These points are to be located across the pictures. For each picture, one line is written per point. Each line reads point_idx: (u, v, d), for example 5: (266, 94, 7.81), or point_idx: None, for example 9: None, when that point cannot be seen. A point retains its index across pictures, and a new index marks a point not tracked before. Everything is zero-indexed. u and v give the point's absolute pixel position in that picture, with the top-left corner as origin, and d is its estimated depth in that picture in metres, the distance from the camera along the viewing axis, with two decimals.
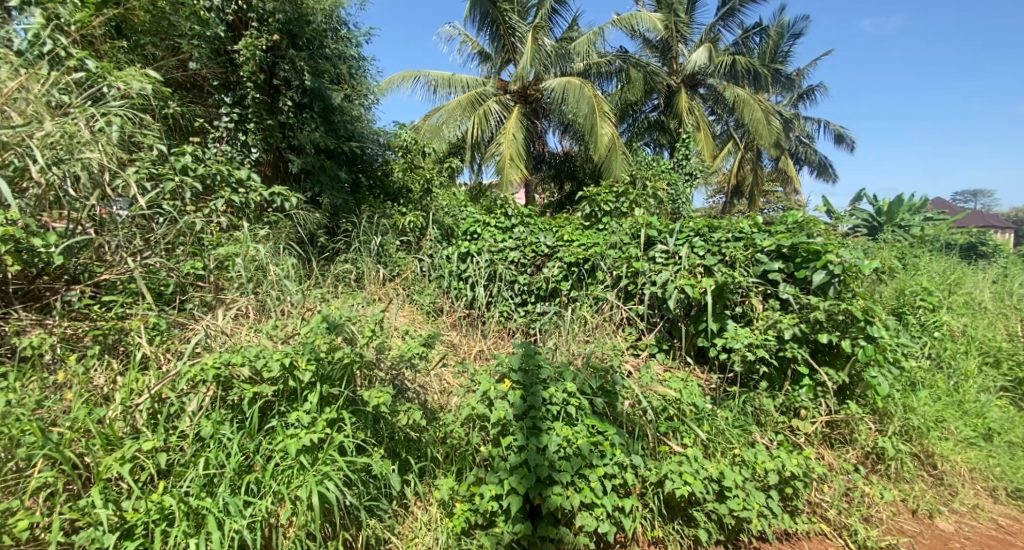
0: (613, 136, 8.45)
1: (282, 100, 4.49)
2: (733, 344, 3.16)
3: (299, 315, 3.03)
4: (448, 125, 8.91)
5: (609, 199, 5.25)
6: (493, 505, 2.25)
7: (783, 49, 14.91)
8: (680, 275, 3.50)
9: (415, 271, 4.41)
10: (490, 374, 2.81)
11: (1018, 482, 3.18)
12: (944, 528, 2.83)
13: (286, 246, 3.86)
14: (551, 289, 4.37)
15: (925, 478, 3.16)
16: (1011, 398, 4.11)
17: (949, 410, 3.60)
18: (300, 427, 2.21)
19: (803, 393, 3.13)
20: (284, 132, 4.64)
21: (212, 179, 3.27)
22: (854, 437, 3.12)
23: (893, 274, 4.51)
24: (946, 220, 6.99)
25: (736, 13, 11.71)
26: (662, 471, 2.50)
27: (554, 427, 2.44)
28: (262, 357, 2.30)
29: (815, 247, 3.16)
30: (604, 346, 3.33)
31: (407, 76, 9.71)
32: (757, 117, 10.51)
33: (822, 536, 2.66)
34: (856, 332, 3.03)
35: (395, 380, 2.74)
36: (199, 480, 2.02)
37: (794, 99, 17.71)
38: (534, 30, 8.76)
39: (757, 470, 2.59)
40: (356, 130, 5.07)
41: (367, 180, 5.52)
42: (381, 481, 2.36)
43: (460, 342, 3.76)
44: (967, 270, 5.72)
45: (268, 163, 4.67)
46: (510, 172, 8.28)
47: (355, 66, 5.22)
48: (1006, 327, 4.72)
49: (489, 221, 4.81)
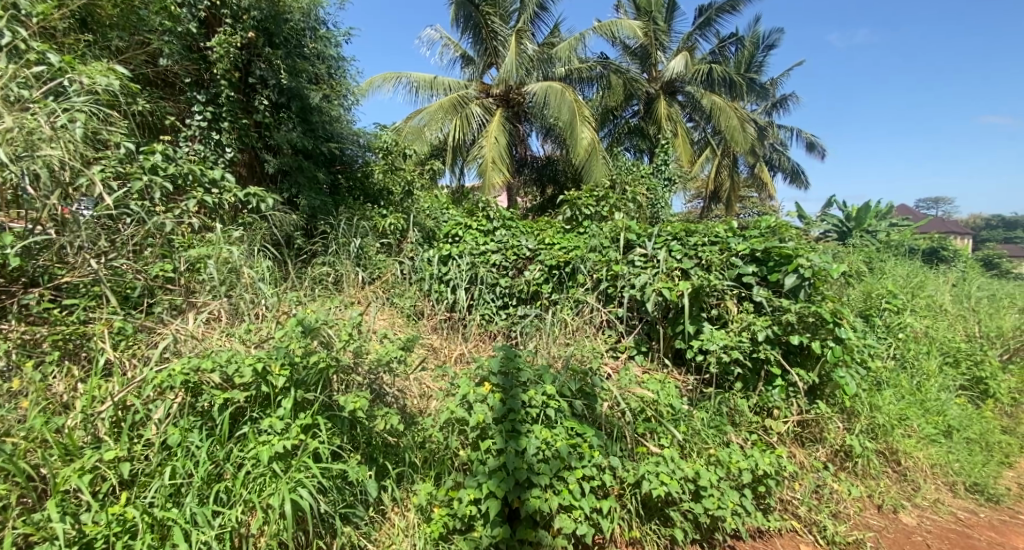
0: (593, 140, 8.57)
1: (257, 99, 4.42)
2: (709, 346, 3.21)
3: (274, 319, 2.95)
4: (431, 127, 8.87)
5: (590, 203, 5.30)
6: (472, 509, 2.25)
7: (758, 59, 15.26)
8: (658, 278, 3.56)
9: (395, 274, 4.40)
10: (470, 378, 2.82)
11: (976, 477, 3.31)
12: (908, 522, 2.92)
13: (261, 248, 3.78)
14: (533, 292, 4.38)
15: (890, 474, 3.26)
16: (969, 397, 4.35)
17: (913, 408, 3.72)
18: (272, 433, 2.17)
19: (775, 393, 3.20)
20: (259, 132, 4.57)
21: (184, 178, 3.24)
22: (824, 436, 3.20)
23: (860, 278, 4.65)
24: (911, 226, 7.20)
25: (712, 23, 11.97)
26: (640, 472, 2.53)
27: (533, 430, 2.43)
28: (233, 362, 2.24)
29: (787, 251, 3.26)
30: (584, 348, 3.36)
31: (388, 78, 9.67)
32: (732, 125, 10.77)
33: (792, 533, 2.72)
34: (825, 334, 3.13)
35: (373, 384, 2.71)
36: (165, 490, 1.96)
37: (768, 107, 18.25)
38: (516, 34, 8.81)
39: (732, 469, 2.64)
40: (335, 131, 5.04)
41: (347, 181, 5.47)
42: (358, 487, 2.34)
43: (441, 346, 3.74)
44: (929, 274, 5.93)
45: (243, 163, 4.59)
46: (492, 175, 8.30)
47: (334, 66, 5.15)
48: (964, 329, 4.96)
49: (470, 224, 4.83)
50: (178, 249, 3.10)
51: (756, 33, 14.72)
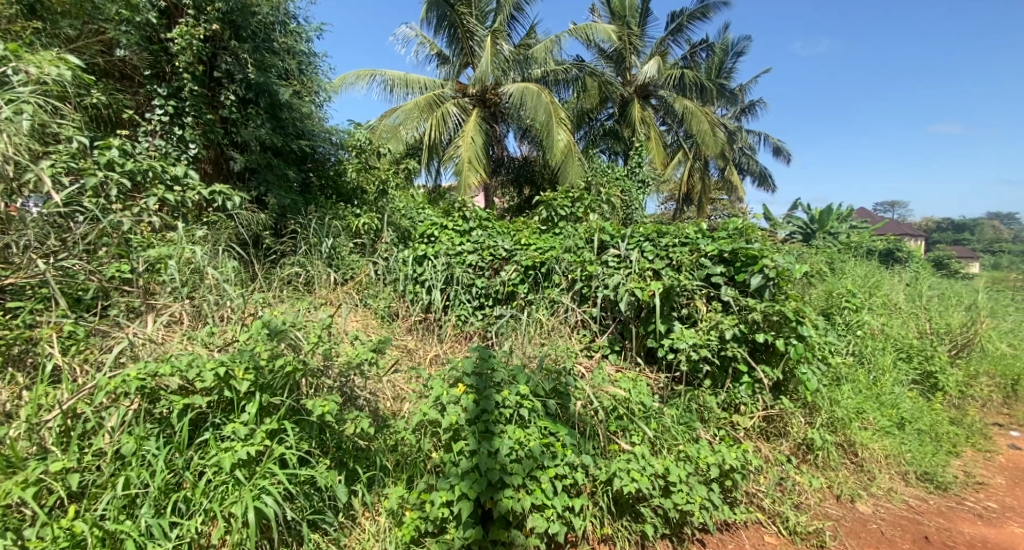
0: (569, 142, 8.62)
1: (223, 94, 4.27)
2: (679, 344, 3.27)
3: (240, 321, 2.86)
4: (406, 126, 8.83)
5: (565, 204, 5.33)
6: (444, 511, 2.23)
7: (728, 65, 15.64)
8: (630, 278, 3.61)
9: (369, 274, 4.34)
10: (443, 379, 2.80)
11: (926, 466, 3.47)
12: (864, 511, 3.04)
13: (226, 247, 3.66)
14: (509, 292, 4.39)
15: (848, 465, 3.38)
16: (920, 390, 4.55)
17: (869, 401, 3.87)
18: (235, 439, 2.10)
19: (742, 390, 3.28)
20: (225, 127, 4.43)
21: (144, 175, 3.11)
22: (788, 430, 3.30)
23: (823, 277, 4.82)
24: (869, 227, 7.50)
25: (684, 29, 12.21)
26: (612, 469, 2.56)
27: (506, 430, 2.43)
28: (195, 367, 2.16)
29: (753, 252, 3.35)
30: (559, 348, 3.37)
31: (362, 75, 9.52)
32: (703, 129, 11.01)
33: (757, 524, 2.80)
34: (789, 332, 3.22)
35: (344, 387, 2.66)
36: (118, 502, 1.88)
37: (737, 112, 18.76)
38: (492, 34, 8.77)
39: (700, 465, 2.71)
40: (307, 128, 4.90)
41: (319, 179, 5.37)
42: (326, 493, 2.30)
43: (415, 347, 3.70)
44: (886, 274, 6.19)
45: (207, 160, 4.45)
46: (468, 175, 8.27)
47: (305, 62, 5.04)
48: (917, 326, 5.21)
49: (447, 224, 4.82)
50: (136, 249, 2.92)
51: (725, 40, 15.09)
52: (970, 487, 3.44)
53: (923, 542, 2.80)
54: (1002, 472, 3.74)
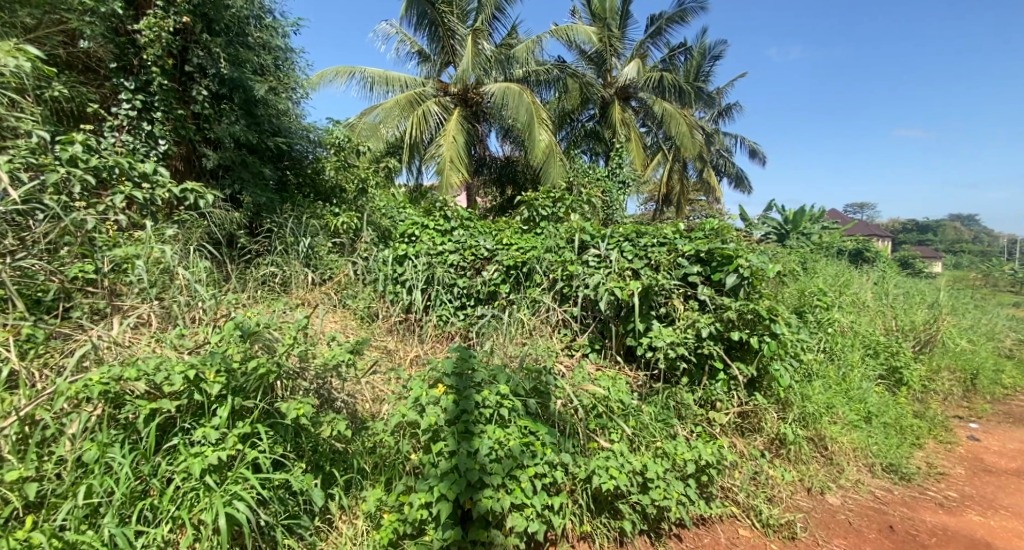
0: (551, 143, 8.65)
1: (195, 88, 4.14)
2: (656, 343, 3.32)
3: (212, 323, 2.78)
4: (386, 124, 8.73)
5: (547, 204, 5.35)
6: (423, 513, 2.21)
7: (705, 69, 15.90)
8: (610, 278, 3.64)
9: (348, 274, 4.29)
10: (423, 380, 2.78)
11: (891, 458, 3.59)
12: (833, 502, 3.13)
13: (197, 247, 3.56)
14: (490, 292, 4.38)
15: (818, 458, 3.48)
16: (887, 385, 4.70)
17: (839, 397, 3.99)
18: (206, 444, 2.05)
19: (718, 387, 3.33)
20: (197, 123, 4.31)
21: (109, 171, 2.99)
22: (761, 426, 3.38)
23: (796, 276, 4.93)
24: (840, 228, 7.72)
25: (663, 32, 12.37)
26: (590, 467, 2.58)
27: (486, 430, 2.42)
28: (162, 370, 2.09)
29: (728, 252, 3.40)
30: (539, 347, 3.37)
31: (341, 72, 9.38)
32: (682, 131, 11.17)
33: (732, 518, 2.86)
34: (762, 330, 3.29)
35: (320, 389, 2.63)
36: (79, 511, 1.82)
37: (714, 115, 19.10)
38: (473, 33, 8.73)
39: (677, 461, 2.75)
40: (283, 125, 4.81)
41: (296, 177, 5.25)
42: (301, 497, 2.27)
43: (395, 348, 3.67)
44: (855, 273, 6.38)
45: (178, 156, 4.26)
46: (450, 175, 8.23)
47: (281, 58, 4.95)
48: (883, 324, 5.39)
49: (428, 223, 4.79)
50: (101, 248, 2.84)
51: (703, 44, 15.34)
52: (932, 477, 3.57)
53: (888, 532, 2.89)
54: (961, 462, 3.89)
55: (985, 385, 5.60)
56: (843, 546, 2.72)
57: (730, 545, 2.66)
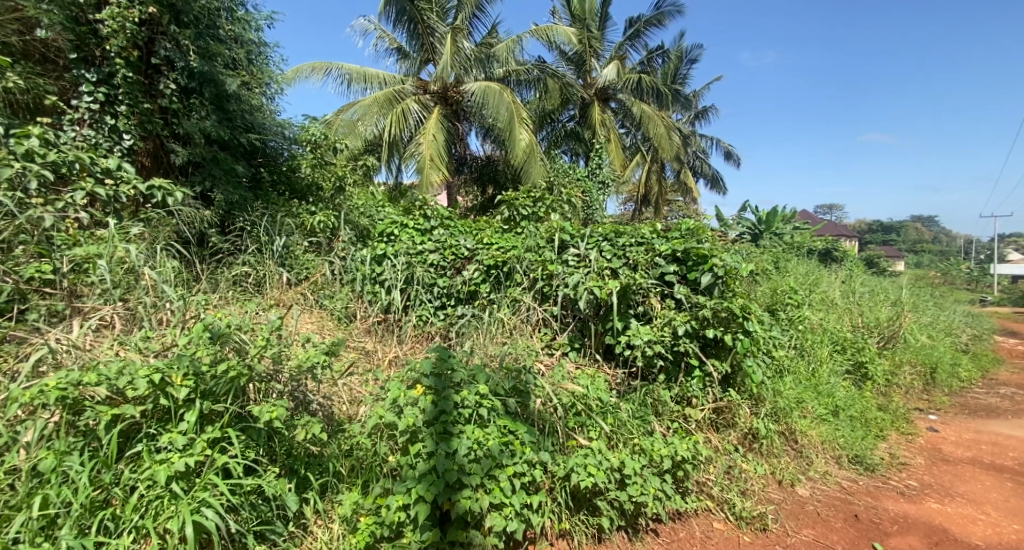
0: (531, 142, 8.65)
1: (163, 82, 4.00)
2: (634, 341, 3.35)
3: (180, 324, 2.68)
4: (364, 121, 8.60)
5: (527, 203, 5.35)
6: (400, 515, 2.18)
7: (682, 72, 16.14)
8: (589, 277, 3.65)
9: (324, 274, 4.21)
10: (401, 380, 2.75)
11: (857, 450, 3.70)
12: (802, 494, 3.20)
13: (165, 246, 3.43)
14: (470, 292, 4.36)
15: (789, 452, 3.56)
16: (853, 380, 4.85)
17: (808, 391, 4.10)
18: (172, 450, 1.98)
19: (694, 384, 3.37)
20: (165, 118, 4.14)
21: (70, 167, 2.88)
22: (736, 421, 3.44)
23: (768, 275, 5.05)
24: (810, 228, 7.94)
25: (641, 35, 12.51)
26: (569, 464, 2.59)
27: (465, 430, 2.39)
28: (126, 374, 2.01)
29: (703, 251, 3.45)
30: (519, 347, 3.36)
31: (317, 67, 9.22)
32: (660, 133, 11.32)
33: (707, 511, 2.90)
34: (736, 327, 3.34)
35: (295, 391, 2.57)
36: (34, 523, 1.74)
37: (691, 117, 19.43)
38: (453, 32, 8.68)
39: (654, 457, 2.78)
40: (257, 121, 4.71)
41: (270, 175, 5.10)
42: (275, 502, 2.22)
43: (374, 348, 3.61)
44: (824, 272, 6.57)
45: (145, 152, 4.15)
46: (430, 174, 8.17)
47: (254, 52, 4.82)
48: (850, 321, 5.56)
49: (407, 223, 4.75)
50: (59, 247, 2.73)
51: (680, 47, 15.56)
52: (894, 467, 3.70)
53: (854, 521, 2.97)
54: (921, 452, 4.04)
55: (943, 378, 5.84)
56: (812, 536, 2.79)
57: (704, 538, 2.70)
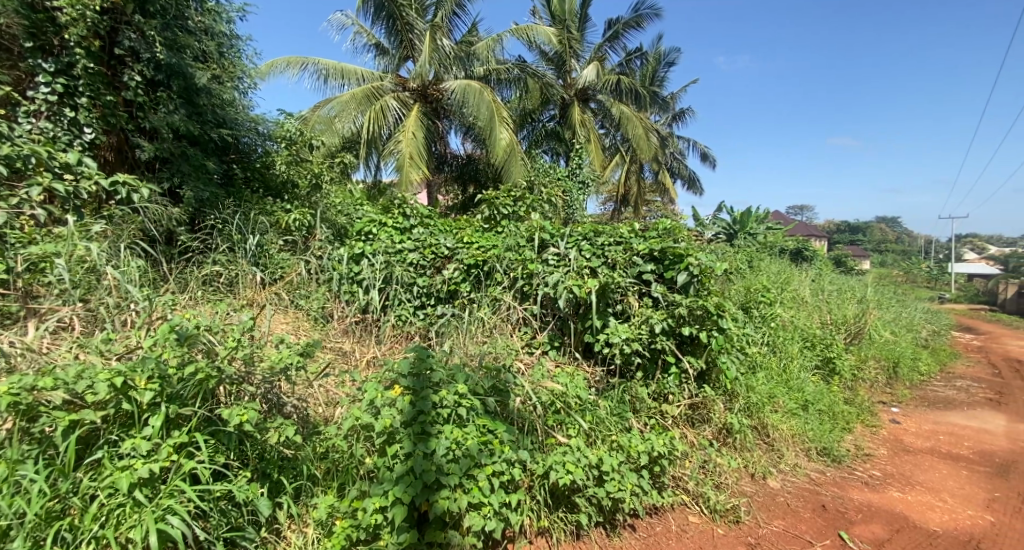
0: (512, 141, 8.64)
1: (127, 73, 3.84)
2: (613, 339, 3.36)
3: (145, 326, 2.59)
4: (342, 118, 8.45)
5: (507, 202, 5.35)
6: (377, 518, 2.15)
7: (660, 74, 16.34)
8: (569, 276, 3.66)
9: (300, 274, 4.12)
10: (379, 381, 2.70)
11: (825, 443, 3.80)
12: (773, 486, 3.28)
13: (130, 244, 3.31)
14: (450, 291, 4.32)
15: (761, 445, 3.64)
16: (823, 375, 4.99)
17: (780, 387, 4.20)
18: (136, 457, 1.90)
19: (670, 380, 3.42)
20: (130, 111, 4.01)
21: (25, 161, 2.75)
22: (711, 416, 3.50)
23: (742, 274, 5.16)
24: (782, 228, 8.14)
25: (620, 36, 12.61)
26: (548, 463, 2.59)
27: (443, 430, 2.36)
28: (85, 378, 1.92)
29: (679, 251, 3.48)
30: (499, 346, 3.35)
31: (293, 62, 9.03)
32: (638, 133, 11.43)
33: (683, 506, 2.94)
34: (711, 325, 3.39)
35: (268, 394, 2.50)
36: None
37: (669, 119, 19.71)
38: (432, 29, 8.60)
39: (631, 453, 2.80)
40: (228, 116, 4.58)
41: (243, 172, 4.98)
42: (246, 507, 2.16)
43: (351, 349, 3.56)
44: (795, 271, 6.74)
45: (108, 146, 3.99)
46: (410, 172, 8.09)
47: (225, 45, 4.69)
48: (819, 318, 5.73)
49: (385, 221, 4.69)
50: (13, 246, 2.61)
51: (658, 49, 15.76)
52: (859, 458, 3.81)
53: (822, 511, 3.05)
54: (884, 443, 4.18)
55: (906, 372, 6.06)
56: (782, 527, 2.85)
57: (680, 532, 2.73)
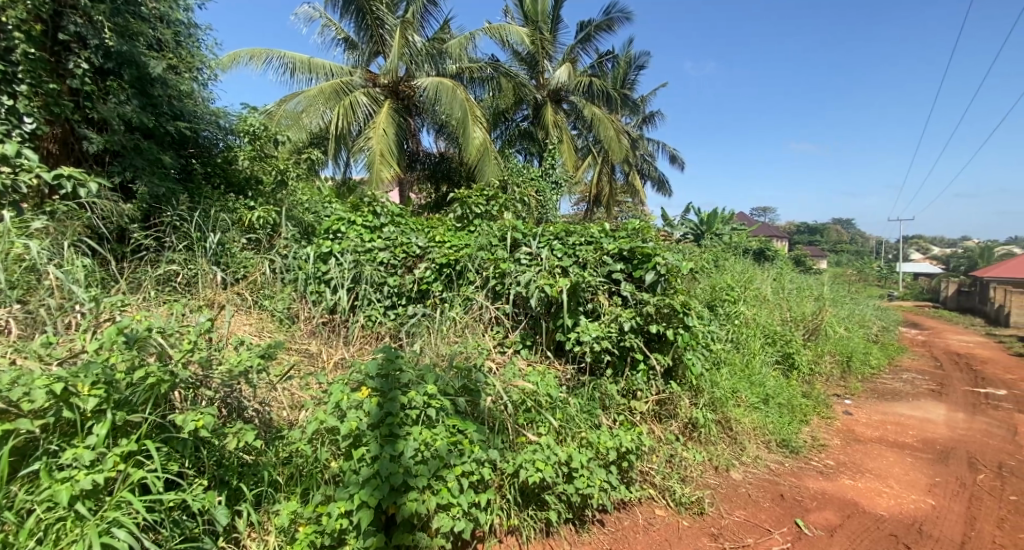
0: (485, 140, 8.59)
1: (72, 60, 3.62)
2: (583, 337, 3.37)
3: (91, 328, 2.44)
4: (309, 113, 8.26)
5: (479, 202, 5.33)
6: (343, 522, 2.10)
7: (631, 77, 16.60)
8: (541, 275, 3.67)
9: (263, 274, 3.99)
10: (345, 383, 2.64)
11: (784, 434, 3.94)
12: (736, 477, 3.37)
13: (76, 241, 3.13)
14: (421, 291, 4.25)
15: (725, 439, 3.73)
16: (783, 370, 5.17)
17: (743, 382, 4.32)
18: (78, 467, 1.79)
19: (639, 377, 3.47)
20: (76, 101, 3.78)
21: None
22: (677, 411, 3.57)
23: (708, 273, 5.29)
24: (746, 229, 8.41)
25: (592, 39, 12.72)
26: (518, 461, 2.58)
27: (412, 431, 2.31)
28: (21, 385, 1.80)
29: (647, 250, 3.54)
30: (470, 346, 3.31)
31: (256, 53, 8.73)
32: (610, 135, 11.57)
33: (650, 499, 2.99)
34: (677, 322, 3.46)
35: (227, 398, 2.41)
36: None
37: (639, 121, 20.06)
38: (403, 25, 8.45)
39: (600, 449, 2.83)
40: (186, 108, 4.38)
41: (203, 167, 4.75)
42: (202, 517, 2.07)
43: (318, 350, 3.47)
44: (758, 270, 6.97)
45: (52, 138, 3.77)
46: (381, 170, 7.97)
47: (183, 34, 4.50)
48: (780, 315, 5.94)
49: (355, 219, 4.60)
50: None
51: (628, 53, 16.00)
52: (815, 449, 3.96)
53: (780, 500, 3.15)
54: (838, 434, 4.36)
55: (858, 366, 6.35)
56: (743, 517, 2.93)
57: (647, 525, 2.77)
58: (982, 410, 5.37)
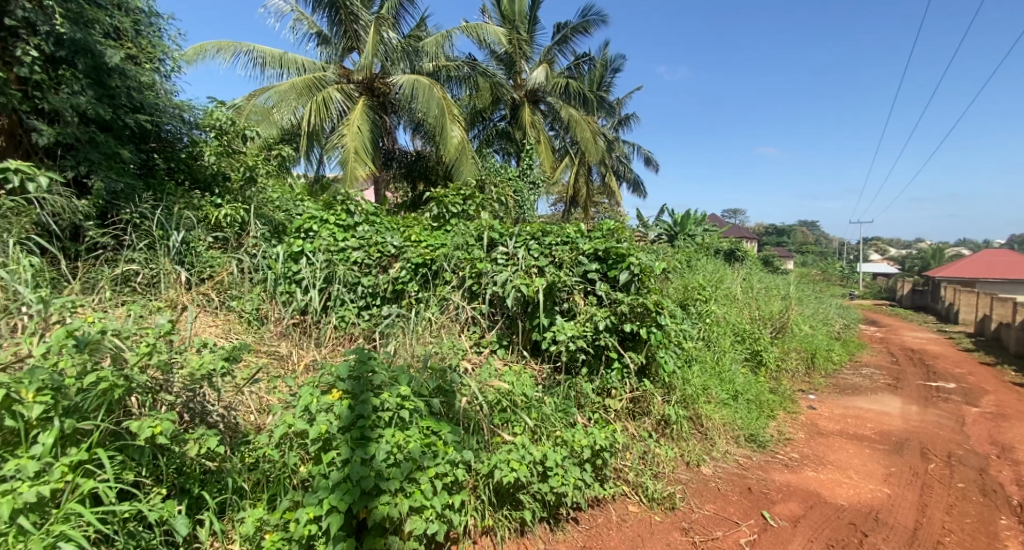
0: (463, 139, 8.54)
1: (20, 47, 3.40)
2: (559, 336, 3.36)
3: (39, 332, 2.31)
4: (280, 109, 8.03)
5: (456, 201, 5.27)
6: (311, 528, 2.04)
7: (606, 79, 16.77)
8: (517, 275, 3.65)
9: (230, 273, 3.86)
10: (316, 385, 2.56)
11: (752, 429, 4.04)
12: (706, 472, 3.43)
13: (24, 239, 2.96)
14: (396, 291, 4.15)
15: (697, 435, 3.80)
16: (752, 367, 5.31)
17: (714, 379, 4.41)
18: (21, 479, 1.68)
19: (613, 376, 3.49)
20: (25, 90, 3.57)
21: None
22: (650, 408, 3.61)
23: (681, 273, 5.39)
24: (718, 230, 8.59)
25: (569, 40, 12.77)
26: (492, 461, 2.56)
27: (384, 434, 2.26)
28: None
29: (621, 250, 3.57)
30: (445, 346, 3.27)
31: (224, 46, 8.45)
32: (586, 136, 11.65)
33: (623, 496, 3.01)
34: (650, 322, 3.51)
35: (189, 403, 2.31)
36: None
37: (615, 123, 20.29)
38: (378, 20, 8.33)
39: (574, 447, 2.84)
40: (147, 100, 4.20)
41: (166, 162, 4.58)
42: (160, 527, 1.98)
43: (289, 352, 3.38)
44: (729, 270, 7.13)
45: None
46: (355, 168, 7.82)
47: (143, 23, 4.32)
48: (750, 314, 6.08)
49: (327, 218, 4.49)
50: None
51: (604, 55, 16.16)
52: (781, 442, 4.08)
53: (748, 493, 3.22)
54: (803, 428, 4.50)
55: (822, 362, 6.56)
56: (712, 510, 2.98)
57: (619, 522, 2.79)
58: (934, 402, 5.63)
